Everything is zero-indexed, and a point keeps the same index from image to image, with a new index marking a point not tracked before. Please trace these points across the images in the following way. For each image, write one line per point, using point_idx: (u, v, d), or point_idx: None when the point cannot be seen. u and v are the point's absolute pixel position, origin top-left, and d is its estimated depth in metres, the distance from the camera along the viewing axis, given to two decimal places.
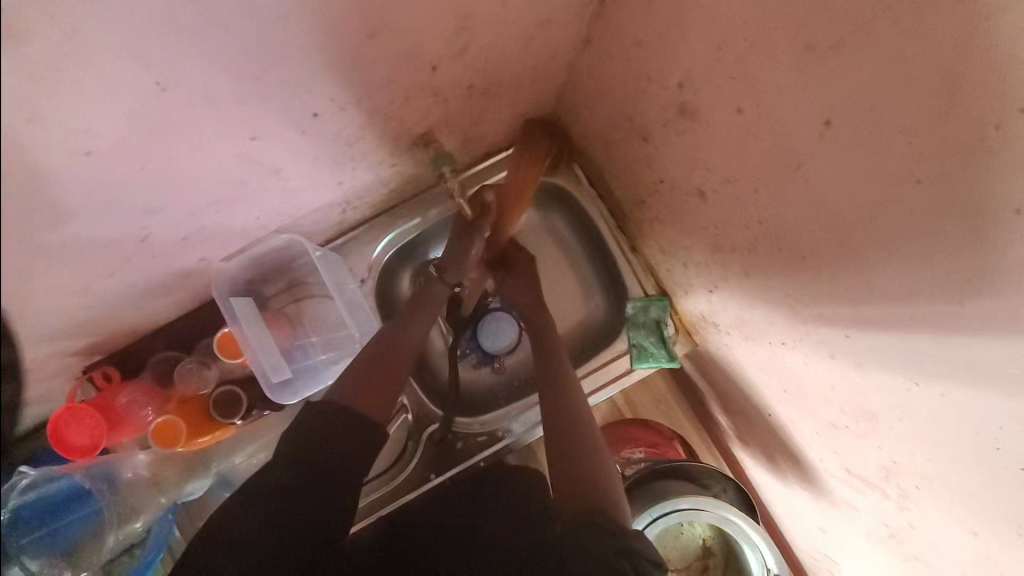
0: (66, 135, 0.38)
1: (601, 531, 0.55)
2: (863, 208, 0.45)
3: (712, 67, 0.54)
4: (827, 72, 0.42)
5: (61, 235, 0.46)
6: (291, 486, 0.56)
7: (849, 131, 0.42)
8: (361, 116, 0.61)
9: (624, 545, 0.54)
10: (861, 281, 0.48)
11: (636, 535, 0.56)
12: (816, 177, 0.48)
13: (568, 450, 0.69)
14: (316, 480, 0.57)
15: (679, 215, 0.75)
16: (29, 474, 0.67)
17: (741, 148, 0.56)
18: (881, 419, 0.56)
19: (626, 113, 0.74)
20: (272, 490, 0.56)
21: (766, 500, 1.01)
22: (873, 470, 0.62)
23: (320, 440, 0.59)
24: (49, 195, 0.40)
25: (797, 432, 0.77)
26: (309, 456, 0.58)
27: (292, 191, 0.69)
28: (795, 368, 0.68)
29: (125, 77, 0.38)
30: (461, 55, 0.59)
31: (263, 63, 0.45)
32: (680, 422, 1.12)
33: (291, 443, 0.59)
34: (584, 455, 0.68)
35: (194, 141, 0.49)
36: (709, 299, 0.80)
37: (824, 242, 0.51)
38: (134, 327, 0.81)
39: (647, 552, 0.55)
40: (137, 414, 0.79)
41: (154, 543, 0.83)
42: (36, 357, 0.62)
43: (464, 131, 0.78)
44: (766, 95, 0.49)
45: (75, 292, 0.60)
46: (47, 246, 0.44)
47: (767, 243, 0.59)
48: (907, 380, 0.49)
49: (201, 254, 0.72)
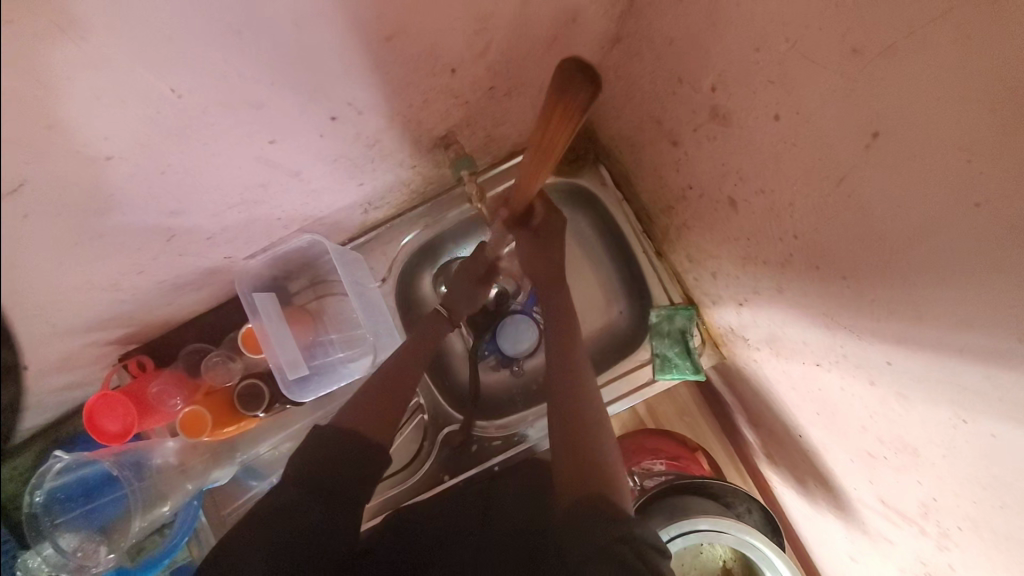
0: (86, 143, 0.39)
1: (595, 520, 0.54)
2: (911, 228, 0.40)
3: (749, 68, 0.50)
4: (876, 79, 0.38)
5: (81, 231, 0.47)
6: (296, 504, 0.57)
7: (899, 144, 0.38)
8: (380, 119, 0.61)
9: (624, 531, 0.52)
10: (907, 306, 0.44)
11: (637, 520, 0.54)
12: (861, 192, 0.44)
13: (570, 440, 0.65)
14: (319, 489, 0.58)
15: (708, 223, 0.71)
16: (62, 458, 0.72)
17: (777, 159, 0.52)
18: (924, 455, 0.52)
19: (655, 116, 0.70)
20: (275, 510, 0.56)
21: (793, 520, 0.97)
22: (912, 505, 0.58)
23: (327, 458, 0.60)
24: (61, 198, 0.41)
25: (829, 456, 0.72)
26: (314, 473, 0.59)
27: (314, 192, 0.69)
28: (829, 391, 0.64)
29: (140, 86, 0.38)
30: (482, 56, 0.57)
31: (277, 69, 0.45)
32: (705, 434, 1.08)
33: (301, 459, 0.60)
34: (595, 449, 0.64)
35: (212, 145, 0.49)
36: (739, 312, 0.76)
37: (867, 263, 0.46)
38: (166, 320, 0.84)
39: (648, 538, 0.53)
40: (167, 404, 0.81)
41: (180, 526, 0.84)
42: (67, 348, 0.64)
43: (485, 132, 0.76)
44: (806, 102, 0.45)
45: (105, 287, 0.62)
46: (67, 241, 0.46)
47: (803, 258, 0.55)
48: (954, 416, 0.45)
49: (225, 253, 0.74)
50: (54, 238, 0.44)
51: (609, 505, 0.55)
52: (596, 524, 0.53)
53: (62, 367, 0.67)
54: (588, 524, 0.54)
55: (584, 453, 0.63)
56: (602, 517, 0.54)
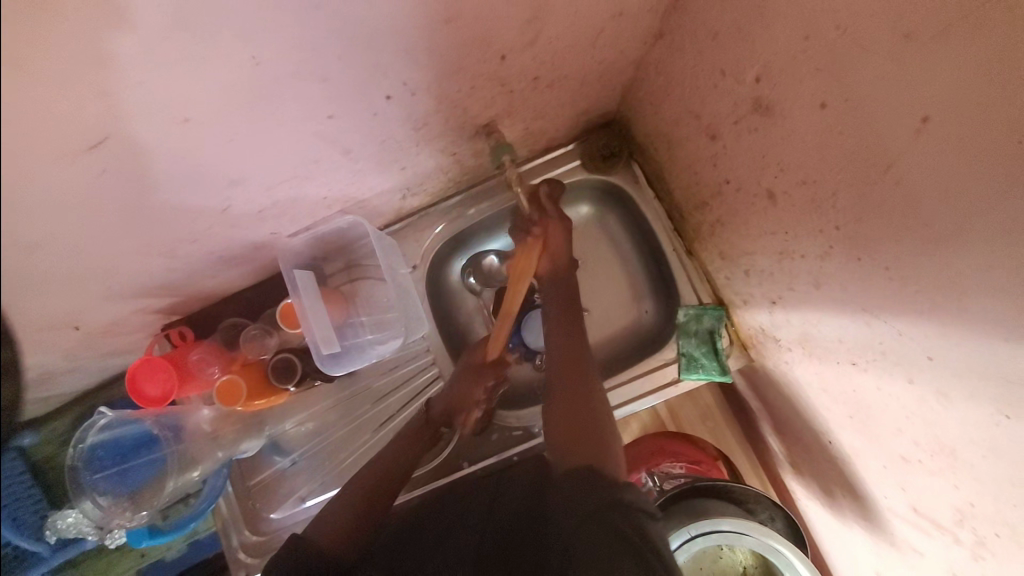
0: (167, 101, 0.43)
1: (590, 489, 0.59)
2: (955, 216, 0.41)
3: (796, 58, 0.51)
4: (928, 63, 0.38)
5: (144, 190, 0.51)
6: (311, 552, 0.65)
7: (950, 127, 0.39)
8: (429, 102, 0.63)
9: (613, 498, 0.58)
10: (953, 298, 0.44)
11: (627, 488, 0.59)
12: (908, 179, 0.44)
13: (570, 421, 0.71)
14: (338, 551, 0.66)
15: (743, 218, 0.72)
16: (105, 415, 0.77)
17: (822, 148, 0.52)
18: (961, 457, 0.51)
19: (694, 110, 0.71)
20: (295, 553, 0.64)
21: (814, 532, 0.95)
22: (946, 513, 0.57)
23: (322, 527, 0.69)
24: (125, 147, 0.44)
25: (860, 463, 0.71)
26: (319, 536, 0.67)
27: (360, 172, 0.72)
28: (865, 392, 0.63)
29: (225, 49, 0.41)
30: (532, 44, 0.60)
31: (343, 45, 0.47)
32: (726, 441, 1.07)
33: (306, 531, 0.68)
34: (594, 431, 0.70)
35: (277, 117, 0.52)
36: (772, 311, 0.76)
37: (910, 253, 0.46)
38: (209, 293, 0.87)
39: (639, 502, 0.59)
40: (205, 372, 0.84)
41: (208, 492, 0.89)
42: (111, 303, 0.68)
43: (525, 123, 0.79)
44: (855, 89, 0.46)
45: (161, 253, 0.65)
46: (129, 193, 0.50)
47: (844, 250, 0.55)
48: (996, 412, 0.44)
49: (272, 229, 0.77)
50: (117, 186, 0.48)
51: (602, 472, 0.62)
52: (590, 494, 0.59)
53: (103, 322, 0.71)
54: (583, 493, 0.59)
55: (578, 433, 0.69)
56: (597, 483, 0.60)
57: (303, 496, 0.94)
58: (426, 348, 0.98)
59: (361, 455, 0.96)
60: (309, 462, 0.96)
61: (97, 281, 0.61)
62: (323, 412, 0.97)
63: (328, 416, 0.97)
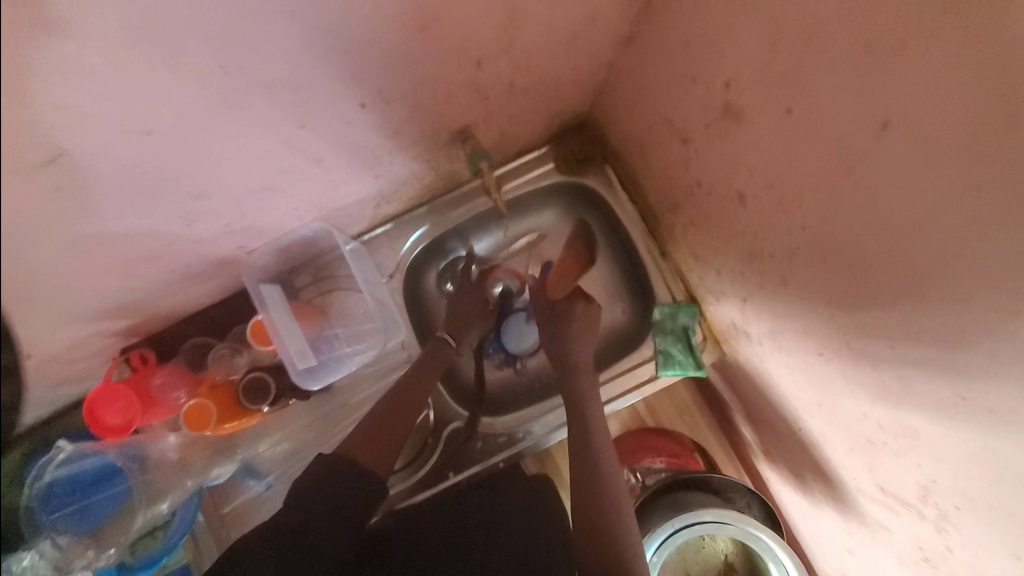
0: (127, 114, 0.40)
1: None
2: (913, 215, 0.44)
3: (763, 65, 0.53)
4: (886, 71, 0.41)
5: (92, 206, 0.47)
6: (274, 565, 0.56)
7: (908, 131, 0.41)
8: (404, 110, 0.62)
9: None
10: (912, 292, 0.47)
11: None
12: (869, 180, 0.46)
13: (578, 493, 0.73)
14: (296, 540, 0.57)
15: (713, 218, 0.74)
16: (64, 449, 0.73)
17: (788, 151, 0.55)
18: (923, 437, 0.54)
19: (664, 114, 0.73)
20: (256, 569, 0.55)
21: (788, 515, 1.00)
22: (911, 490, 0.60)
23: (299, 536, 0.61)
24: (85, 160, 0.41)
25: (828, 447, 0.75)
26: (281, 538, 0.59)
27: (333, 181, 0.70)
28: (831, 383, 0.66)
29: (191, 58, 0.39)
30: (507, 51, 0.60)
31: (318, 53, 0.46)
32: (703, 433, 1.10)
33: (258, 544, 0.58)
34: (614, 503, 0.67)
35: (246, 127, 0.50)
36: (743, 308, 0.79)
37: (871, 250, 0.49)
38: (171, 312, 0.83)
39: None
40: (170, 396, 0.81)
41: (178, 525, 0.82)
42: (63, 331, 0.64)
43: (500, 128, 0.79)
44: (818, 95, 0.48)
45: (120, 272, 0.61)
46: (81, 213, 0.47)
47: (810, 248, 0.58)
48: (953, 395, 0.47)
49: (240, 243, 0.74)
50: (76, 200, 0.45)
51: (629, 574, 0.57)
52: None
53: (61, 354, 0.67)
54: None
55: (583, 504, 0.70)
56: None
57: None
58: (404, 355, 0.95)
59: None
60: (284, 484, 0.92)
61: (56, 304, 0.57)
62: (298, 432, 0.93)
63: (302, 435, 0.93)
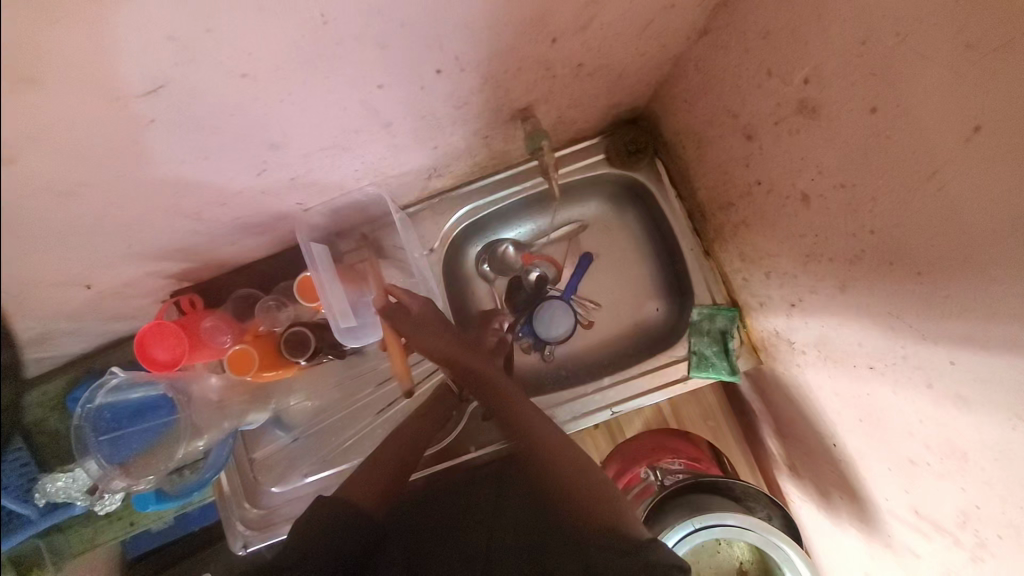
0: (229, 55, 0.42)
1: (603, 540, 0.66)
2: (998, 225, 0.42)
3: (849, 62, 0.52)
4: (989, 73, 0.40)
5: (180, 141, 0.49)
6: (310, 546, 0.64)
7: (1004, 136, 0.40)
8: (475, 80, 0.63)
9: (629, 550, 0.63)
10: (985, 306, 0.46)
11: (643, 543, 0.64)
12: (955, 186, 0.45)
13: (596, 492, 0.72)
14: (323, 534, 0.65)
15: (770, 219, 0.73)
16: (116, 376, 0.79)
17: (865, 151, 0.53)
18: (972, 459, 0.53)
19: (731, 109, 0.72)
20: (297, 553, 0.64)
21: (805, 531, 0.98)
22: (950, 515, 0.59)
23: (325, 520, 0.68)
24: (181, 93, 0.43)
25: (863, 465, 0.73)
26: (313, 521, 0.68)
27: (395, 147, 0.72)
28: (876, 397, 0.65)
29: (297, 3, 0.40)
30: (584, 30, 0.60)
31: (409, 12, 0.47)
32: (726, 440, 1.09)
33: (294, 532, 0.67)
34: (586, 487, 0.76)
35: (331, 81, 0.52)
36: (790, 315, 0.78)
37: (945, 260, 0.48)
38: (225, 260, 0.86)
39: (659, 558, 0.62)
40: (217, 340, 0.83)
41: (212, 462, 0.88)
42: (132, 262, 0.68)
43: (560, 111, 0.79)
44: (907, 95, 0.47)
45: (190, 214, 0.64)
46: (169, 148, 0.49)
47: (875, 255, 0.57)
48: (1012, 417, 0.46)
49: (299, 199, 0.76)
50: (171, 134, 0.48)
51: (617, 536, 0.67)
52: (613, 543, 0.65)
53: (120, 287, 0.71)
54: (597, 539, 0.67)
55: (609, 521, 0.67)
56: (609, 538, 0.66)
57: (305, 471, 0.95)
58: None
59: (361, 433, 0.96)
60: (310, 440, 0.97)
61: (128, 235, 0.60)
62: (326, 392, 0.97)
63: (330, 394, 0.97)
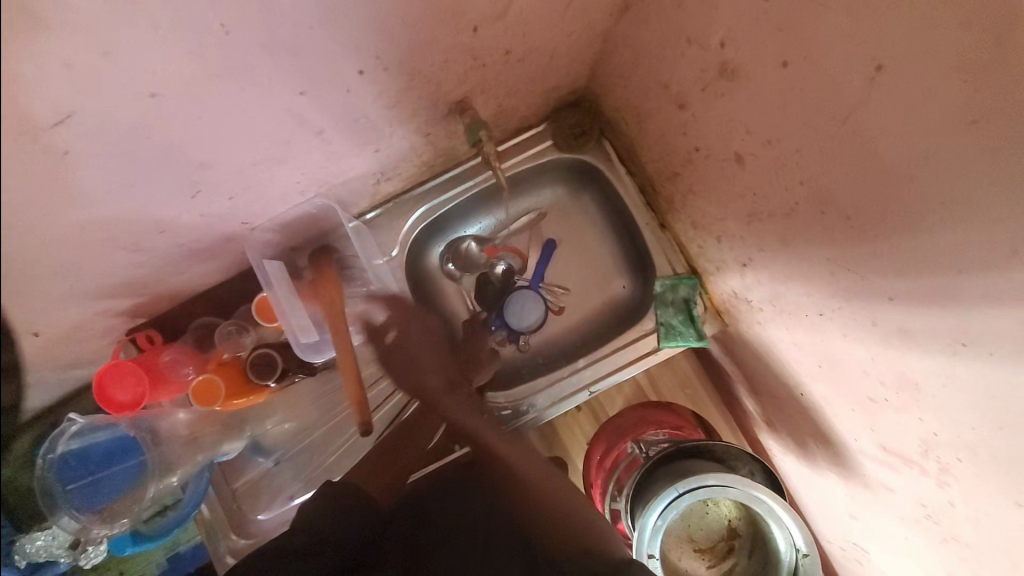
0: (132, 74, 0.41)
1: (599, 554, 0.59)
2: (911, 159, 0.44)
3: (758, 20, 0.53)
4: (881, 13, 0.41)
5: (95, 172, 0.47)
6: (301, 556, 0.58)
7: (903, 72, 0.41)
8: (402, 77, 0.63)
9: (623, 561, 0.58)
10: (910, 238, 0.48)
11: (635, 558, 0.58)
12: (867, 127, 0.47)
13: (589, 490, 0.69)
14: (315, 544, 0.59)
15: (713, 184, 0.75)
16: (75, 421, 0.73)
17: (786, 105, 0.55)
18: (924, 388, 0.55)
19: (661, 81, 0.74)
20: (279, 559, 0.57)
21: (790, 482, 1.01)
22: (912, 446, 0.61)
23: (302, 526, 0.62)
24: (87, 120, 0.42)
25: (830, 410, 0.76)
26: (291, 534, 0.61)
27: (333, 154, 0.71)
28: (831, 342, 0.67)
29: (192, 14, 0.39)
30: (503, 15, 0.60)
31: (317, 14, 0.46)
32: (705, 405, 1.11)
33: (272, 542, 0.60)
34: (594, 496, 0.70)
35: (250, 92, 0.51)
36: (743, 274, 0.79)
37: (869, 201, 0.50)
38: (177, 291, 0.84)
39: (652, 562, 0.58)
40: (179, 372, 0.82)
41: (189, 499, 0.87)
42: (74, 305, 0.65)
43: (497, 100, 0.79)
44: (813, 45, 0.48)
45: (127, 246, 0.62)
46: (88, 181, 0.48)
47: (809, 205, 0.58)
48: (954, 341, 0.48)
49: (244, 218, 0.75)
50: (86, 165, 0.46)
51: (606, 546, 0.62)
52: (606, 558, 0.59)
53: (70, 333, 0.69)
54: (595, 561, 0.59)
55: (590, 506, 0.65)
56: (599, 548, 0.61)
57: (291, 494, 0.94)
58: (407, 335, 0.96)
59: (344, 448, 0.95)
60: (292, 461, 0.95)
61: (64, 276, 0.58)
62: (302, 410, 0.95)
63: (307, 413, 0.95)
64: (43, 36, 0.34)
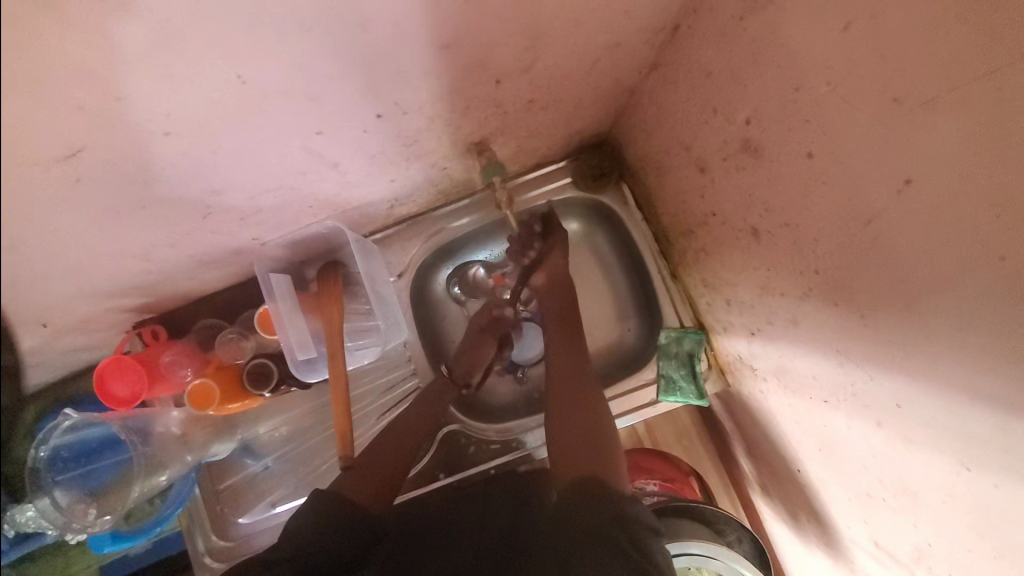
0: (147, 116, 0.42)
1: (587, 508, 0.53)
2: (933, 276, 0.42)
3: (786, 107, 0.52)
4: (912, 130, 0.40)
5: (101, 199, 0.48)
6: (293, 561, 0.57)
7: (932, 191, 0.39)
8: (423, 120, 0.62)
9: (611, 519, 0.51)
10: (924, 352, 0.45)
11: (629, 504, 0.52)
12: (889, 234, 0.45)
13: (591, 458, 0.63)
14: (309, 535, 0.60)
15: (727, 249, 0.73)
16: (71, 416, 0.77)
17: (807, 194, 0.53)
18: (923, 498, 0.52)
19: (684, 142, 0.72)
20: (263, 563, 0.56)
21: (779, 550, 0.98)
22: (905, 549, 0.58)
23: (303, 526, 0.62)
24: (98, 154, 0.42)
25: (826, 493, 0.73)
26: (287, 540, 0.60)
27: (348, 182, 0.71)
28: (833, 430, 0.65)
29: (207, 66, 0.40)
30: (527, 70, 0.60)
31: (338, 67, 0.47)
32: (701, 459, 1.09)
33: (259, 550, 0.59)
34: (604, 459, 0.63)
35: (267, 130, 0.51)
36: (750, 341, 0.77)
37: (885, 308, 0.48)
38: (184, 294, 0.85)
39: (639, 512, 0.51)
40: (177, 374, 0.82)
41: (176, 496, 0.87)
42: (79, 307, 0.66)
43: (518, 141, 0.78)
44: (840, 143, 0.47)
45: (136, 257, 0.64)
46: (97, 207, 0.49)
47: (822, 293, 0.56)
48: (958, 463, 0.46)
49: (255, 234, 0.75)
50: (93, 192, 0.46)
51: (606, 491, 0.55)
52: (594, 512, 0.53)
53: (75, 329, 0.71)
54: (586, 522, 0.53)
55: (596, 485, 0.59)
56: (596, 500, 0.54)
57: (273, 502, 0.94)
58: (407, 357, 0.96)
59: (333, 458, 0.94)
60: (281, 467, 0.95)
61: (71, 281, 0.59)
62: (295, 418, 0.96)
63: (301, 421, 0.96)
64: (56, 86, 0.34)
